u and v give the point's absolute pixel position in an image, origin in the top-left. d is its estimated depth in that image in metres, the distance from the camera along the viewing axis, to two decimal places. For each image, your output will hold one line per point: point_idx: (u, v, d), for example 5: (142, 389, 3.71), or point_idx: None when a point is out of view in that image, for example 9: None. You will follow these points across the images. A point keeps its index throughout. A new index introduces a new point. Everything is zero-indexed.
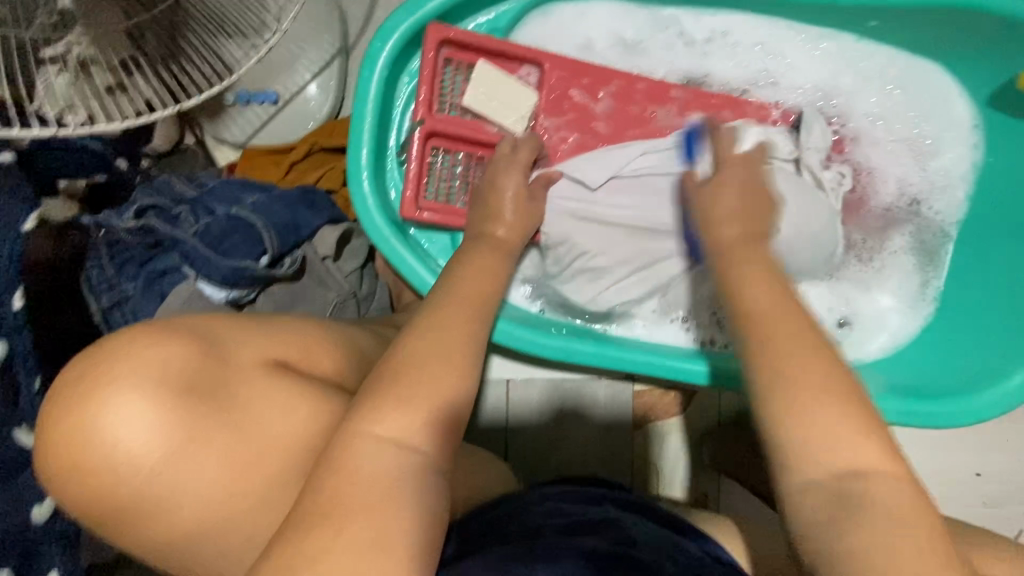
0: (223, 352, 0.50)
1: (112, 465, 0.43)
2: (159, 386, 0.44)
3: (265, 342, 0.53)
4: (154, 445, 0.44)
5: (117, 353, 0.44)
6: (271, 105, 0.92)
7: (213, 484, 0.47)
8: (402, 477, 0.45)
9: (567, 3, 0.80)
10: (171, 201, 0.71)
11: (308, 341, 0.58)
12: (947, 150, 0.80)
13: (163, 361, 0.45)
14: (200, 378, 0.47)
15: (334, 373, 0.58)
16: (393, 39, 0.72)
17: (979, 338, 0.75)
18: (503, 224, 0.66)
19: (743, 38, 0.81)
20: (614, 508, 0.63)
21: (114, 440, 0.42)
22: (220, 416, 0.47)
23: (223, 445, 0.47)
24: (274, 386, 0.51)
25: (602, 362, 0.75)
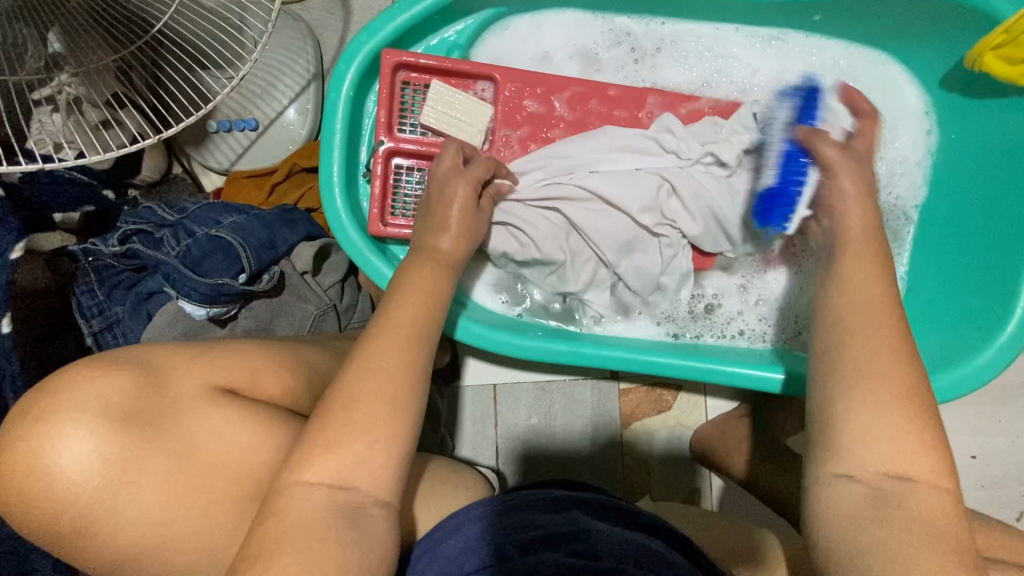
0: (164, 383, 0.54)
1: (52, 492, 0.46)
2: (100, 417, 0.48)
3: (210, 367, 0.57)
4: (93, 472, 0.48)
5: (61, 387, 0.49)
6: (251, 131, 0.96)
7: (151, 507, 0.50)
8: (331, 507, 0.48)
9: (524, 16, 0.84)
10: (154, 225, 0.75)
11: (255, 363, 0.61)
12: (905, 135, 0.81)
13: (103, 393, 0.49)
14: (140, 406, 0.51)
15: (281, 399, 0.62)
16: (357, 61, 0.76)
17: (946, 317, 0.76)
18: (447, 233, 0.66)
19: (696, 38, 0.83)
20: (579, 513, 0.67)
21: (55, 467, 0.46)
22: (158, 443, 0.51)
23: (164, 470, 0.51)
24: (213, 413, 0.55)
25: (577, 361, 0.77)
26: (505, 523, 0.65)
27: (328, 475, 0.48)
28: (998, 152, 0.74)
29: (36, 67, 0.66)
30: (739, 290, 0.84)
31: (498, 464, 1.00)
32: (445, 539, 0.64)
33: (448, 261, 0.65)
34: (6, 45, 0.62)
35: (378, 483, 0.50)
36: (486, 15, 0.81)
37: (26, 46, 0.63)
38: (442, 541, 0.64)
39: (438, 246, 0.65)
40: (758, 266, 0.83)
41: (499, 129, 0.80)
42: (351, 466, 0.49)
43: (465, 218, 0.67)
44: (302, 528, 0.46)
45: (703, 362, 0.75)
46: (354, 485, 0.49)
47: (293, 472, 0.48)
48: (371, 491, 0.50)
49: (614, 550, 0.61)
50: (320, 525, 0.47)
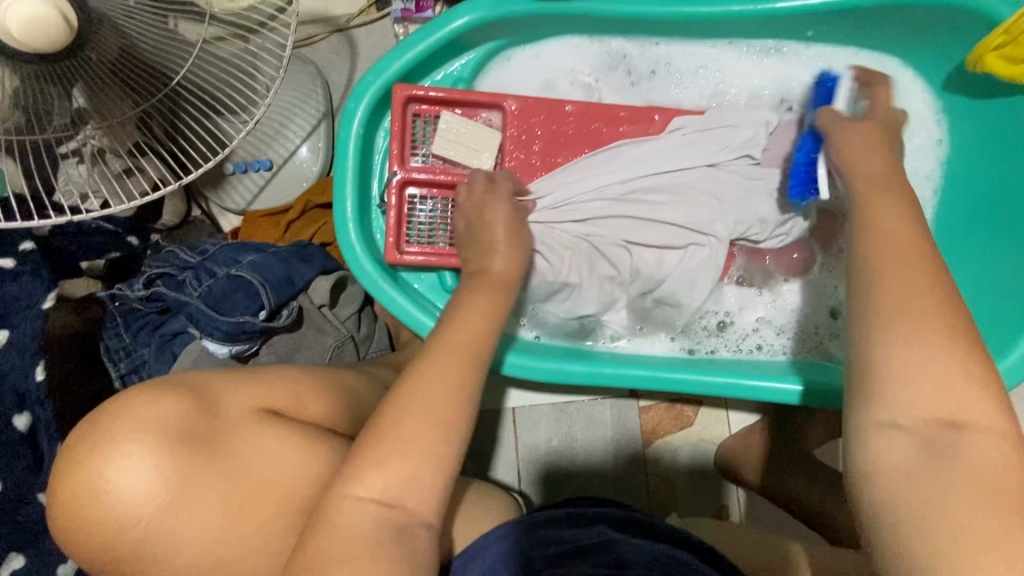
0: (216, 406, 0.55)
1: (115, 514, 0.48)
2: (158, 439, 0.50)
3: (254, 392, 0.59)
4: (150, 495, 0.49)
5: (121, 413, 0.50)
6: (266, 171, 1.00)
7: (207, 528, 0.51)
8: (382, 521, 0.47)
9: (525, 46, 0.86)
10: (177, 267, 0.77)
11: (296, 388, 0.63)
12: (914, 138, 0.81)
13: (160, 416, 0.51)
14: (194, 428, 0.53)
15: (323, 419, 0.63)
16: (365, 99, 0.78)
17: (976, 318, 0.74)
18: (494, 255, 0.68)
19: (693, 57, 0.85)
20: (607, 528, 0.67)
21: (115, 491, 0.48)
22: (213, 463, 0.52)
23: (219, 487, 0.52)
24: (263, 434, 0.56)
25: (596, 382, 0.78)
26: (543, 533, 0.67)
27: (376, 486, 0.48)
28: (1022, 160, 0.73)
29: (63, 123, 0.69)
30: (757, 305, 0.85)
31: (524, 486, 1.00)
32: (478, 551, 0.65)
33: (504, 282, 0.66)
34: (34, 105, 0.66)
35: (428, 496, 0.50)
36: (487, 48, 0.84)
37: (52, 106, 0.67)
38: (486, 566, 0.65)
39: (493, 267, 0.67)
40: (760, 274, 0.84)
41: (507, 156, 0.82)
42: (397, 469, 0.48)
43: (481, 244, 0.70)
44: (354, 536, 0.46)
45: (719, 377, 0.77)
46: (398, 489, 0.48)
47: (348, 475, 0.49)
48: (415, 497, 0.49)
49: (641, 559, 0.62)
50: (368, 538, 0.46)
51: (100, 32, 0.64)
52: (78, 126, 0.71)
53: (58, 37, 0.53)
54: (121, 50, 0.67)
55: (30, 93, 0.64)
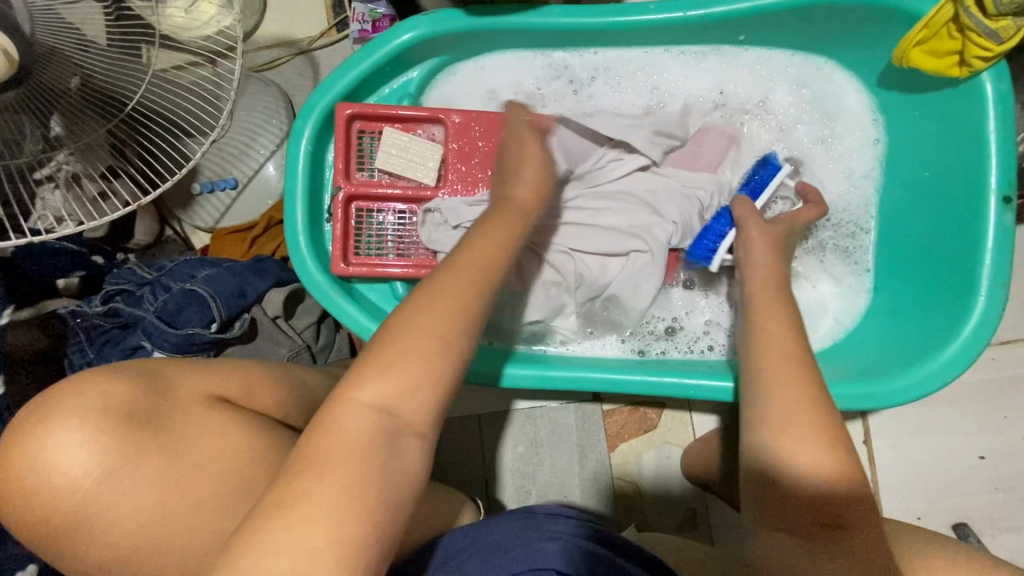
0: (166, 389, 0.58)
1: (52, 485, 0.50)
2: (100, 415, 0.52)
3: (203, 377, 0.61)
4: (90, 468, 0.51)
5: (71, 388, 0.53)
6: (232, 190, 1.03)
7: (143, 503, 0.53)
8: None
9: (469, 60, 0.89)
10: (135, 284, 0.80)
11: (251, 377, 0.66)
12: (851, 135, 0.82)
13: (105, 394, 0.53)
14: (139, 406, 0.55)
15: (274, 410, 0.67)
16: (313, 117, 0.82)
17: (920, 309, 0.74)
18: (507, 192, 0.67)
19: (631, 64, 0.87)
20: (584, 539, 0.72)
21: (55, 463, 0.50)
22: (156, 441, 0.55)
23: (155, 468, 0.54)
24: (208, 419, 0.58)
25: (544, 384, 0.79)
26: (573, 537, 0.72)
27: (375, 398, 0.48)
28: (936, 155, 0.75)
29: (35, 149, 0.70)
30: (703, 307, 0.86)
31: (489, 492, 1.01)
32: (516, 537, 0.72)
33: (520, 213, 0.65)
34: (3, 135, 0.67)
35: (418, 417, 0.49)
36: (431, 63, 0.86)
37: (23, 136, 0.68)
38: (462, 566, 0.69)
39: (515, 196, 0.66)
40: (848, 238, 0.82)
41: (450, 167, 0.84)
42: None
43: None
44: (347, 449, 0.45)
45: (668, 377, 0.77)
46: None
47: (352, 388, 0.48)
48: None
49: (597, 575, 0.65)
50: None
51: (53, 64, 0.65)
52: (50, 151, 0.72)
53: None
54: (78, 81, 0.69)
55: (3, 122, 0.65)
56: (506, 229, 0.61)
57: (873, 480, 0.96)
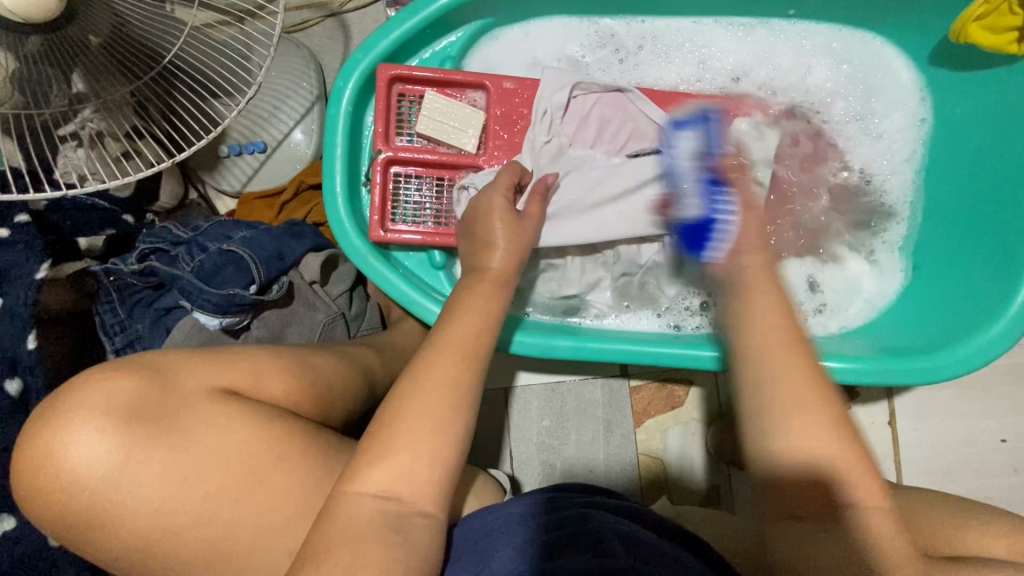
0: (171, 383, 0.57)
1: (65, 482, 0.52)
2: (105, 414, 0.53)
3: (213, 372, 0.59)
4: (99, 465, 0.52)
5: (78, 388, 0.54)
6: (260, 154, 1.01)
7: (150, 497, 0.53)
8: (381, 515, 0.52)
9: (513, 25, 0.87)
10: (170, 243, 0.78)
11: (260, 365, 0.62)
12: (897, 114, 0.82)
13: (110, 392, 0.54)
14: (143, 402, 0.55)
15: (287, 398, 0.63)
16: (354, 77, 0.80)
17: (945, 295, 0.76)
18: (495, 248, 0.69)
19: (678, 32, 0.85)
20: (598, 512, 0.71)
21: (67, 461, 0.52)
22: (161, 438, 0.54)
23: (163, 462, 0.53)
24: (215, 412, 0.57)
25: (583, 355, 0.79)
26: (557, 510, 0.72)
27: (376, 485, 0.53)
28: (1004, 146, 0.73)
29: (61, 104, 0.67)
30: None
31: (511, 467, 1.02)
32: (542, 511, 0.72)
33: (504, 281, 0.67)
34: (30, 84, 0.64)
35: (406, 463, 0.53)
36: (475, 26, 0.85)
37: (50, 86, 0.65)
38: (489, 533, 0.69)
39: (491, 268, 0.68)
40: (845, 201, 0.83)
41: (490, 136, 0.83)
42: (400, 478, 0.53)
43: (510, 230, 0.70)
44: (353, 532, 0.51)
45: (705, 351, 0.77)
46: (401, 496, 0.53)
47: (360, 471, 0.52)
48: (417, 501, 0.54)
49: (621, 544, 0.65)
50: (371, 523, 0.51)
51: (91, 7, 0.62)
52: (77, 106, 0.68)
53: (44, 8, 0.55)
54: (113, 27, 0.66)
55: (27, 71, 0.62)
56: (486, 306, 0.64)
57: (895, 460, 0.97)
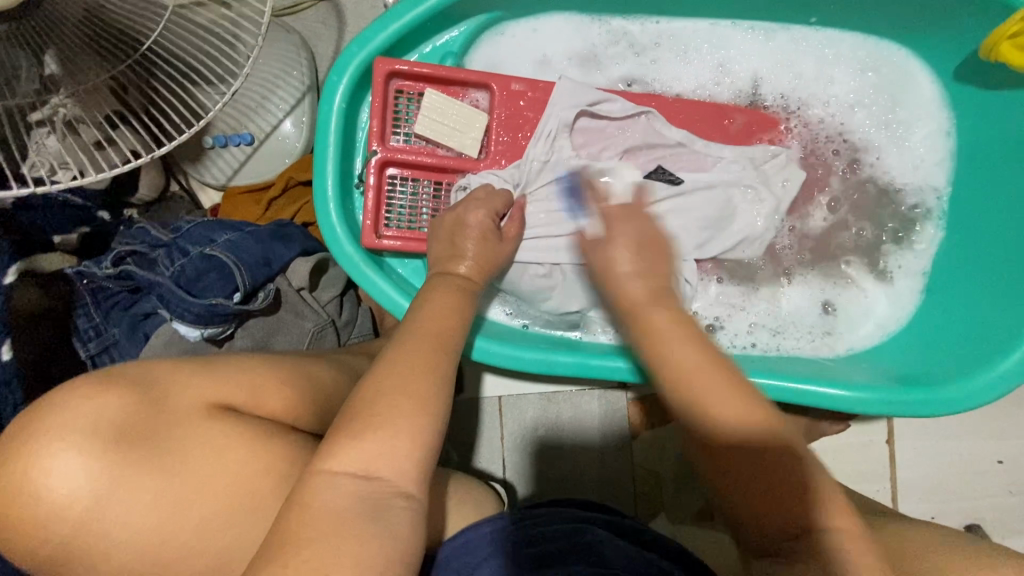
0: (163, 397, 0.52)
1: (39, 516, 0.45)
2: (89, 438, 0.47)
3: (206, 385, 0.55)
4: (82, 494, 0.46)
5: (57, 407, 0.47)
6: (247, 146, 0.95)
7: (141, 526, 0.48)
8: (368, 502, 0.49)
9: (520, 20, 0.82)
10: (148, 245, 0.74)
11: (255, 381, 0.58)
12: (916, 131, 0.79)
13: (95, 413, 0.48)
14: (133, 424, 0.49)
15: (282, 416, 0.59)
16: (348, 72, 0.74)
17: (956, 321, 0.74)
18: (468, 259, 0.69)
19: (694, 34, 0.81)
20: (592, 526, 0.69)
21: (44, 491, 0.45)
22: (151, 463, 0.49)
23: (154, 490, 0.48)
24: (208, 431, 0.52)
25: (584, 373, 0.76)
26: (547, 522, 0.70)
27: (353, 464, 0.50)
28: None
29: (31, 90, 0.61)
30: (750, 305, 0.81)
31: (507, 474, 1.00)
32: (538, 522, 0.70)
33: (471, 287, 0.68)
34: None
35: (411, 475, 0.52)
36: (479, 20, 0.80)
37: (18, 70, 0.59)
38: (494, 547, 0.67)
39: (462, 272, 0.69)
40: (858, 218, 0.80)
41: (493, 138, 0.79)
42: (387, 456, 0.51)
43: (485, 246, 0.70)
44: (336, 521, 0.47)
45: None
46: (387, 474, 0.51)
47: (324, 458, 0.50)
48: (406, 485, 0.51)
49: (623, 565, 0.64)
50: (353, 513, 0.48)
51: None
52: (47, 94, 0.62)
53: None
54: (87, 12, 0.60)
55: None
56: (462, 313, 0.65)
57: (890, 478, 0.97)
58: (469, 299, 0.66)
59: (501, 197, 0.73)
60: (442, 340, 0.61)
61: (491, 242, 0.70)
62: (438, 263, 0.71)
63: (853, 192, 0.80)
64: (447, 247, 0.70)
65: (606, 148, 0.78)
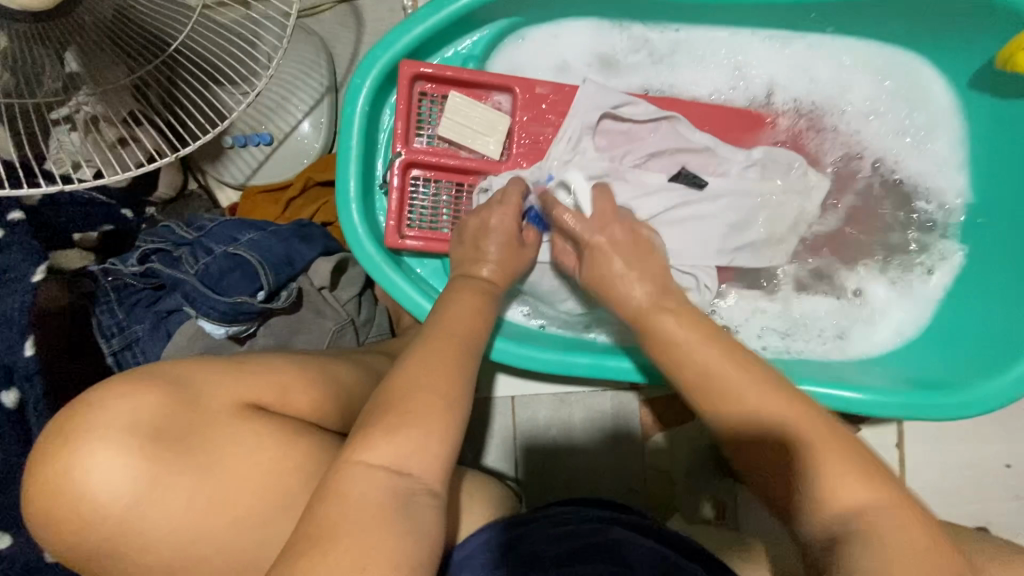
0: (196, 397, 0.52)
1: (79, 513, 0.46)
2: (126, 437, 0.47)
3: (236, 385, 0.55)
4: (119, 494, 0.47)
5: (93, 406, 0.48)
6: (266, 146, 0.96)
7: (175, 524, 0.49)
8: (394, 496, 0.50)
9: (541, 25, 0.83)
10: (173, 243, 0.74)
11: (283, 381, 0.58)
12: (932, 138, 0.80)
13: (132, 411, 0.49)
14: (166, 423, 0.50)
15: (309, 414, 0.60)
16: (372, 75, 0.75)
17: (968, 328, 0.76)
18: (489, 260, 0.70)
19: (713, 41, 0.82)
20: (615, 528, 0.71)
21: (82, 490, 0.46)
22: (184, 463, 0.50)
23: (188, 489, 0.49)
24: (238, 430, 0.53)
25: (599, 373, 0.77)
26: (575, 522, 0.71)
27: (384, 459, 0.51)
28: None
29: (53, 89, 0.62)
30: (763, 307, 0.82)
31: (519, 475, 1.00)
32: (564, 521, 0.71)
33: (492, 289, 0.69)
34: (22, 66, 0.58)
35: (436, 471, 0.53)
36: (501, 25, 0.80)
37: (42, 69, 0.59)
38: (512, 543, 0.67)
39: (483, 273, 0.70)
40: (870, 225, 0.82)
41: (515, 140, 0.79)
42: (414, 452, 0.52)
43: (507, 248, 0.71)
44: (363, 514, 0.48)
45: None
46: (412, 470, 0.52)
47: (357, 449, 0.51)
48: (429, 480, 0.53)
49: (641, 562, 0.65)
50: (381, 508, 0.49)
51: None
52: (69, 93, 0.63)
53: None
54: (116, 13, 0.60)
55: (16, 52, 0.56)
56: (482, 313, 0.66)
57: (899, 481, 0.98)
58: (490, 301, 0.68)
59: (521, 199, 0.74)
60: (464, 339, 0.62)
61: (511, 244, 0.71)
62: (460, 264, 0.72)
63: (866, 198, 0.82)
64: (469, 248, 0.72)
65: (629, 152, 0.79)
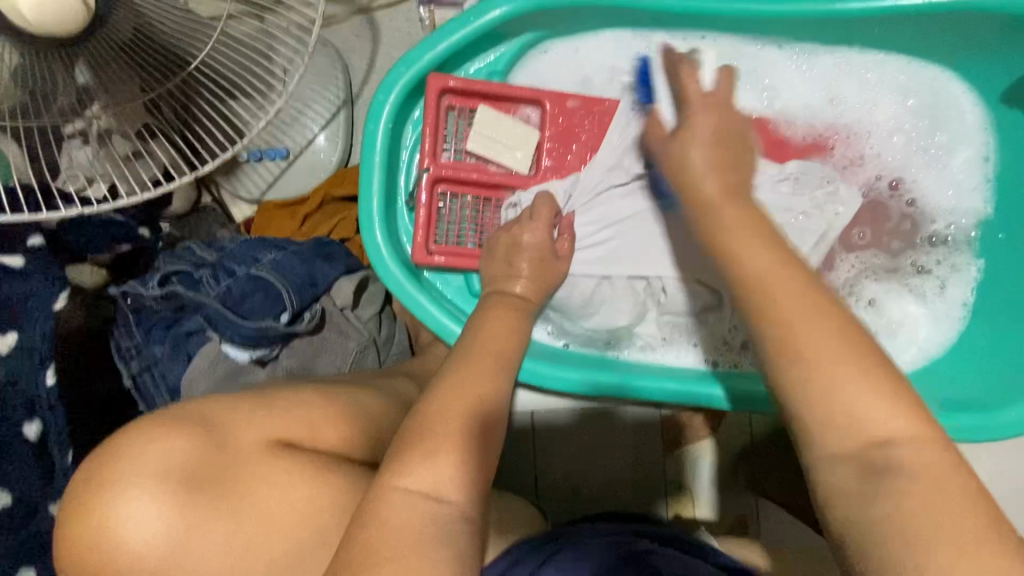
0: (228, 437, 0.51)
1: (116, 563, 0.45)
2: (159, 483, 0.46)
3: (268, 420, 0.54)
4: (156, 541, 0.46)
5: (125, 451, 0.47)
6: (282, 160, 0.94)
7: (214, 568, 0.48)
8: (432, 527, 0.48)
9: (565, 38, 0.81)
10: (193, 264, 0.74)
11: (313, 414, 0.57)
12: (962, 151, 0.79)
13: (164, 456, 0.47)
14: (200, 467, 0.49)
15: (339, 447, 0.58)
16: (396, 91, 0.73)
17: (1003, 343, 0.75)
18: (520, 279, 0.69)
19: (740, 53, 0.81)
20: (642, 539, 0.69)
21: (120, 539, 0.45)
22: (219, 505, 0.48)
23: (224, 532, 0.48)
24: (272, 470, 0.51)
25: (627, 391, 0.76)
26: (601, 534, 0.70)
27: (419, 490, 0.49)
28: None
29: (68, 104, 0.60)
30: None
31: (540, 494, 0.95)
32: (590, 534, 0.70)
33: (521, 309, 0.68)
34: (35, 80, 0.56)
35: (472, 500, 0.51)
36: (525, 39, 0.79)
37: (57, 83, 0.57)
38: (540, 567, 0.63)
39: (512, 293, 0.68)
40: (901, 239, 0.80)
41: (544, 154, 0.79)
42: (451, 482, 0.50)
43: (536, 266, 0.70)
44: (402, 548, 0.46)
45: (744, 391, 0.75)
46: (448, 498, 0.50)
47: (393, 474, 0.49)
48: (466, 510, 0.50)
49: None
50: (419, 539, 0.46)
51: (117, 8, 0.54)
52: (82, 109, 0.61)
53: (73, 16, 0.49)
54: (136, 30, 0.58)
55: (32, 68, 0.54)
56: (514, 336, 0.65)
57: None
58: (520, 322, 0.66)
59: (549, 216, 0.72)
60: (497, 362, 0.61)
61: (540, 262, 0.70)
62: (488, 284, 0.71)
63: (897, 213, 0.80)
64: (500, 266, 0.70)
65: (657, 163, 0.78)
